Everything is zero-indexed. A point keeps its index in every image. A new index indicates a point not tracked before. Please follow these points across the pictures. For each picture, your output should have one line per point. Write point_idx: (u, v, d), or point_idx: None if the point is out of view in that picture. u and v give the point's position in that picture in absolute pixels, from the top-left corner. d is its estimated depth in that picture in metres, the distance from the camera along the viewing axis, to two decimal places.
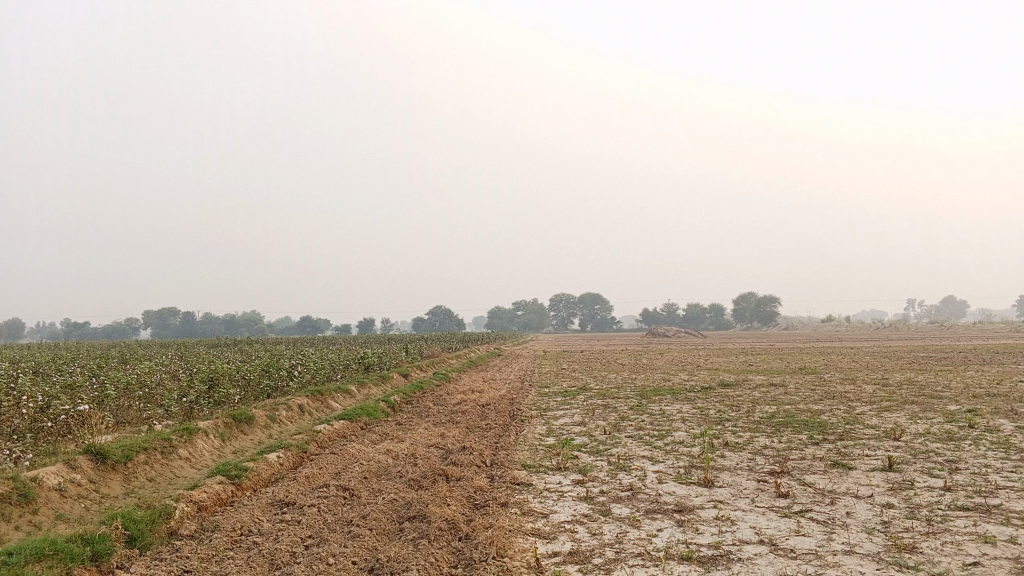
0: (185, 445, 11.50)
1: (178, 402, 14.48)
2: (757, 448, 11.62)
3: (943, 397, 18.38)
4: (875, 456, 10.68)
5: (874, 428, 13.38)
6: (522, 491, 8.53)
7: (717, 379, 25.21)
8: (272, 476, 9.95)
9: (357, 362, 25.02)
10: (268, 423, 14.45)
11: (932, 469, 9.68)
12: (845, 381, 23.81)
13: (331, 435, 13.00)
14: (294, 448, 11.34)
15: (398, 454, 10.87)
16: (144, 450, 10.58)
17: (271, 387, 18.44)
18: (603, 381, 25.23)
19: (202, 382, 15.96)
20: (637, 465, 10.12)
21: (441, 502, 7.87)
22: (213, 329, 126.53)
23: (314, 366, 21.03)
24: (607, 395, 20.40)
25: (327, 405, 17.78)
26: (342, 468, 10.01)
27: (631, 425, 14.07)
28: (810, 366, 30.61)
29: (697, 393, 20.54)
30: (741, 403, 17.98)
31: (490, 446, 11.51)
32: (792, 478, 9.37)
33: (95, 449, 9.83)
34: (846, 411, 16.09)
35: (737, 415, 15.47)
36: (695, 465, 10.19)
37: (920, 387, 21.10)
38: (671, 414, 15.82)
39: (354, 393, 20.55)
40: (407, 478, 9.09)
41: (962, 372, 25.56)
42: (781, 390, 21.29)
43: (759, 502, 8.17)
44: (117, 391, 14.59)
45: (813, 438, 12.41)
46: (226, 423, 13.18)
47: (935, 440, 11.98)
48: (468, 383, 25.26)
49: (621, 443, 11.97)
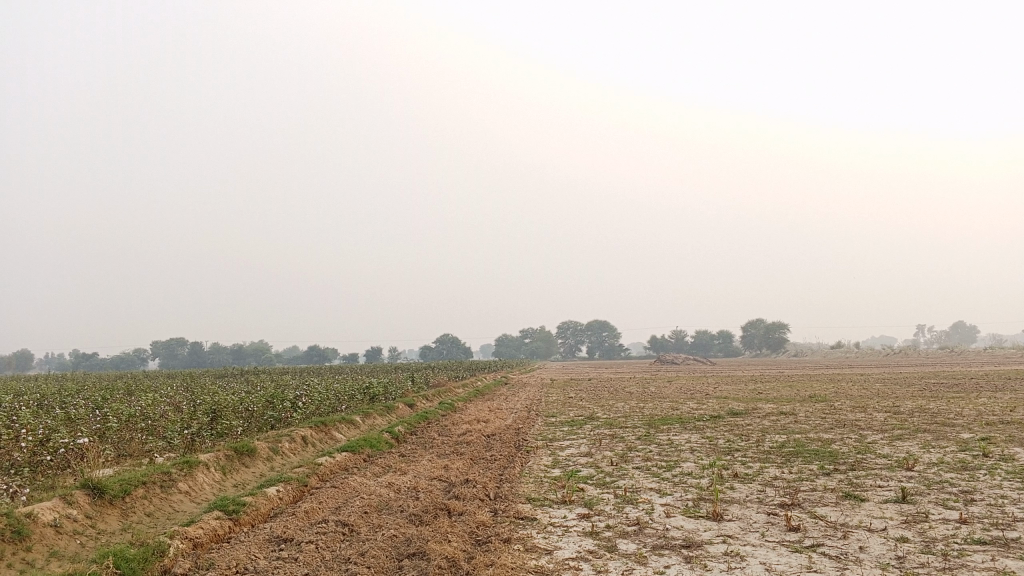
0: (185, 479, 11.33)
1: (181, 434, 14.33)
2: (767, 479, 11.39)
3: (955, 425, 18.08)
4: (888, 487, 10.44)
5: (886, 458, 13.13)
6: (525, 526, 8.34)
7: (726, 407, 24.95)
8: (271, 511, 9.76)
9: (362, 393, 24.84)
10: (271, 455, 14.27)
11: (947, 501, 9.44)
12: (855, 409, 23.48)
13: (333, 468, 12.80)
14: (294, 481, 11.16)
15: (400, 487, 10.69)
16: (142, 484, 10.42)
17: (275, 418, 18.27)
18: (610, 410, 24.95)
19: (204, 414, 15.80)
20: (644, 498, 9.90)
21: (442, 538, 7.68)
22: (220, 359, 126.61)
23: (319, 397, 20.84)
24: (614, 424, 20.15)
25: (331, 437, 17.60)
26: (343, 502, 9.85)
27: (638, 456, 13.85)
28: (820, 393, 30.19)
29: (705, 422, 20.28)
30: (750, 432, 17.71)
31: (494, 479, 11.31)
32: (803, 510, 9.16)
33: (93, 484, 9.68)
34: (858, 439, 15.82)
35: (746, 445, 15.23)
36: (703, 498, 9.96)
37: (933, 414, 20.78)
38: (679, 444, 15.57)
39: (358, 424, 20.35)
40: (408, 513, 8.90)
41: (975, 399, 25.18)
42: (791, 418, 21.01)
43: (769, 536, 7.95)
44: (119, 423, 14.46)
45: (824, 469, 12.17)
46: (228, 455, 13.02)
47: (950, 471, 11.72)
48: (474, 412, 25.02)
49: (627, 475, 11.75)
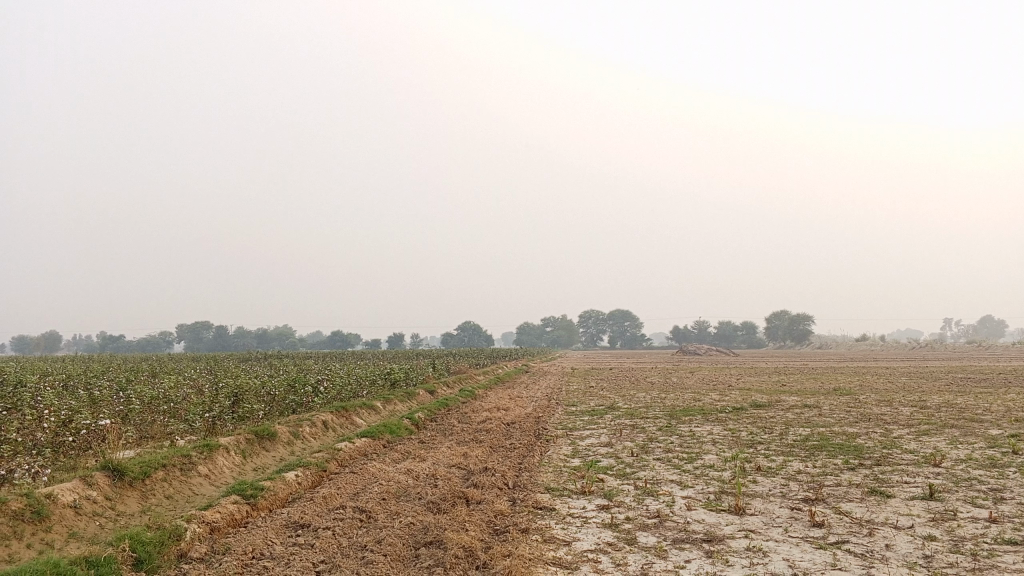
0: (205, 462, 11.34)
1: (202, 417, 14.36)
2: (790, 473, 11.21)
3: (984, 421, 17.73)
4: (915, 484, 10.22)
5: (913, 453, 12.88)
6: (544, 516, 8.23)
7: (749, 399, 24.69)
8: (289, 496, 9.74)
9: (383, 379, 24.83)
10: (291, 439, 14.28)
11: (976, 499, 9.22)
12: (880, 403, 23.11)
13: (352, 453, 12.77)
14: (313, 466, 11.13)
15: (419, 474, 10.63)
16: (162, 467, 10.43)
17: (296, 403, 18.28)
18: (631, 400, 24.79)
19: (226, 397, 15.82)
20: (665, 490, 9.76)
21: (459, 527, 7.59)
22: (245, 343, 127.67)
23: (340, 382, 20.85)
24: (635, 414, 19.99)
25: (351, 422, 17.59)
26: (362, 488, 9.80)
27: (659, 447, 13.71)
28: (844, 386, 29.81)
29: (727, 414, 20.06)
30: (773, 425, 17.49)
31: (513, 468, 11.21)
32: (827, 506, 8.98)
33: (113, 465, 9.70)
34: (883, 434, 15.57)
35: (769, 438, 15.02)
36: (725, 491, 9.80)
37: (960, 410, 20.43)
38: (701, 435, 15.39)
39: (379, 410, 20.35)
40: (426, 501, 8.83)
41: (1004, 395, 24.69)
42: (815, 412, 20.73)
43: (792, 532, 7.79)
44: (141, 405, 14.52)
45: (848, 463, 11.97)
46: (248, 439, 13.03)
47: (979, 467, 11.48)
48: (494, 400, 24.97)
49: (648, 466, 11.61)
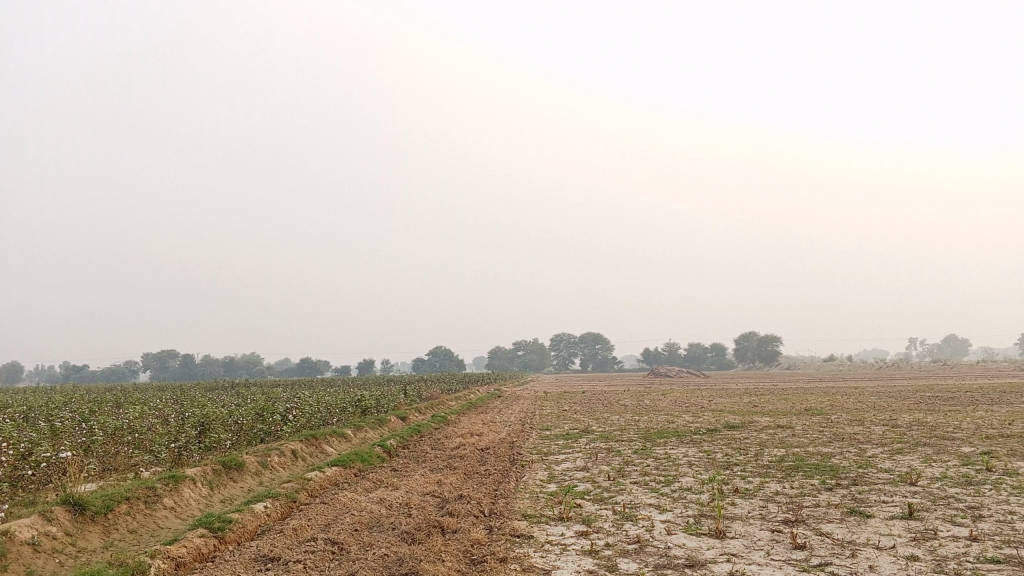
0: (170, 494, 11.00)
1: (168, 447, 13.97)
2: (768, 494, 11.13)
3: (955, 439, 17.81)
4: (893, 503, 10.16)
5: (888, 472, 12.87)
6: (522, 545, 8.04)
7: (721, 420, 24.68)
8: (258, 528, 9.44)
9: (354, 406, 24.47)
10: (259, 469, 13.93)
11: (954, 517, 9.18)
12: (852, 422, 23.17)
13: (322, 483, 12.47)
14: (283, 497, 10.84)
15: (392, 504, 10.37)
16: (125, 500, 10.08)
17: (265, 431, 17.89)
18: (604, 423, 24.68)
19: (192, 427, 15.44)
20: (643, 515, 9.60)
21: (436, 558, 7.36)
22: (211, 370, 125.91)
23: (309, 410, 20.48)
24: (609, 438, 19.84)
25: (321, 451, 17.25)
26: (333, 519, 9.52)
27: (635, 470, 13.56)
28: (815, 406, 29.92)
29: (701, 436, 19.98)
30: (748, 446, 17.44)
31: (489, 495, 11.01)
32: (808, 527, 8.88)
33: (74, 499, 9.35)
34: (857, 453, 15.57)
35: (745, 459, 14.94)
36: (705, 514, 9.67)
37: (931, 428, 20.50)
38: (676, 458, 15.29)
39: (350, 437, 19.99)
40: (400, 531, 8.60)
41: (972, 412, 24.93)
42: (788, 432, 20.74)
43: (774, 555, 7.67)
44: (104, 436, 14.10)
45: (825, 484, 11.91)
46: (215, 469, 12.69)
47: (955, 485, 11.48)
48: (467, 425, 24.68)
49: (625, 490, 11.46)
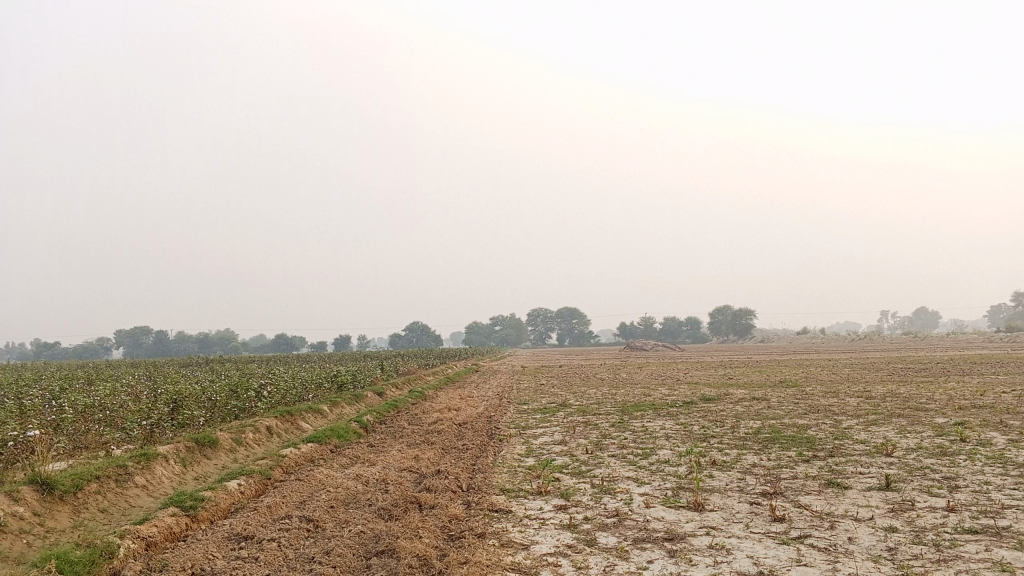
0: (142, 472, 10.80)
1: (140, 425, 13.72)
2: (746, 466, 11.11)
3: (928, 410, 17.97)
4: (870, 474, 10.20)
5: (864, 443, 12.94)
6: (500, 520, 7.94)
7: (697, 393, 24.78)
8: (232, 506, 9.28)
9: (330, 382, 24.27)
10: (234, 447, 13.75)
11: (931, 488, 9.21)
12: (827, 394, 23.36)
13: (298, 459, 12.32)
14: (257, 474, 10.68)
15: (368, 480, 10.24)
16: (96, 479, 9.87)
17: (239, 408, 17.67)
18: (582, 396, 24.69)
19: (164, 404, 15.17)
20: (622, 488, 9.56)
21: (413, 535, 7.25)
22: (186, 346, 124.83)
23: (284, 386, 20.25)
24: (587, 411, 19.84)
25: (296, 427, 17.07)
26: (308, 496, 9.38)
27: (613, 443, 13.52)
28: (790, 379, 30.09)
29: (678, 409, 20.03)
30: (724, 418, 17.50)
31: (467, 470, 10.91)
32: (787, 499, 8.87)
33: (41, 479, 9.13)
34: (833, 425, 15.66)
35: (721, 431, 14.97)
36: (683, 487, 9.64)
37: (904, 399, 20.67)
38: (654, 430, 15.29)
39: (326, 414, 19.81)
40: (377, 507, 8.47)
41: (943, 383, 25.20)
42: (763, 404, 20.85)
43: (754, 528, 7.63)
44: (73, 414, 13.82)
45: (802, 455, 11.93)
46: (189, 447, 12.50)
47: (930, 456, 11.54)
48: (444, 400, 24.60)
49: (604, 464, 11.42)
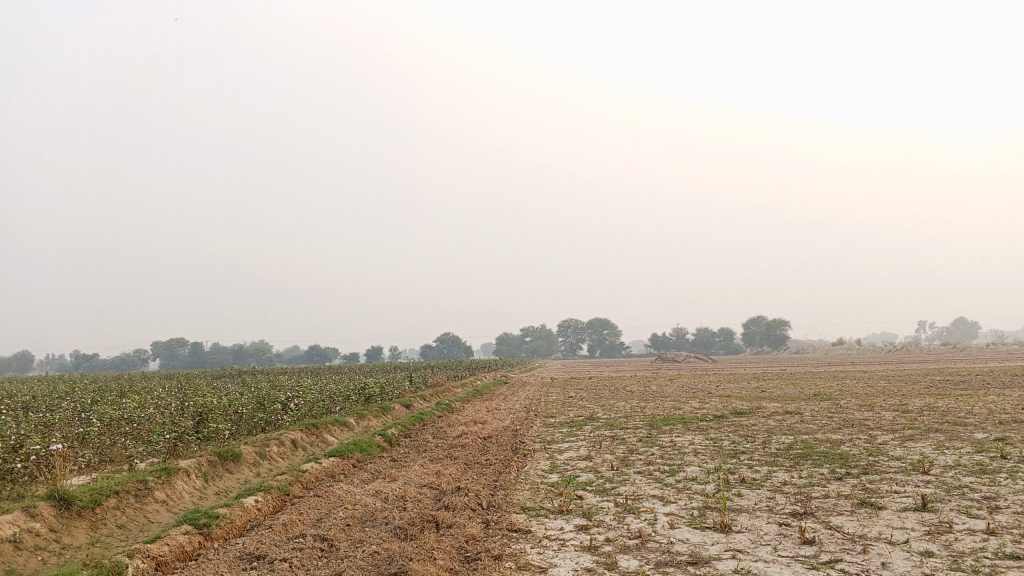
0: (163, 487, 10.72)
1: (165, 438, 13.67)
2: (776, 484, 10.78)
3: (968, 425, 17.42)
4: (905, 494, 9.81)
5: (899, 460, 12.53)
6: (518, 541, 7.72)
7: (728, 406, 24.33)
8: (247, 524, 9.16)
9: (358, 394, 24.16)
10: (257, 460, 13.68)
11: (970, 509, 8.83)
12: (862, 407, 22.80)
13: (318, 475, 12.18)
14: (275, 490, 10.55)
15: (388, 496, 10.08)
16: (115, 494, 9.80)
17: (265, 420, 17.61)
18: (611, 410, 24.35)
19: (189, 418, 15.13)
20: (646, 507, 9.29)
21: (427, 556, 7.06)
22: (220, 358, 126.07)
23: (311, 399, 20.17)
24: (615, 425, 19.53)
25: (321, 440, 16.97)
26: (326, 513, 9.24)
27: (640, 459, 13.22)
28: (824, 391, 29.53)
29: (708, 423, 19.66)
30: (755, 433, 17.12)
31: (488, 486, 10.70)
32: (817, 520, 8.54)
33: (59, 494, 9.07)
34: (868, 440, 15.22)
35: (752, 447, 14.60)
36: (710, 507, 9.35)
37: (943, 414, 20.07)
38: (682, 446, 14.96)
39: (352, 427, 19.69)
40: (393, 526, 8.30)
41: (983, 397, 24.54)
42: (797, 418, 20.38)
43: (781, 551, 7.33)
44: (100, 427, 13.82)
45: (835, 473, 11.56)
46: (211, 461, 12.43)
47: (969, 474, 11.12)
48: (472, 413, 24.40)
49: (628, 481, 11.14)
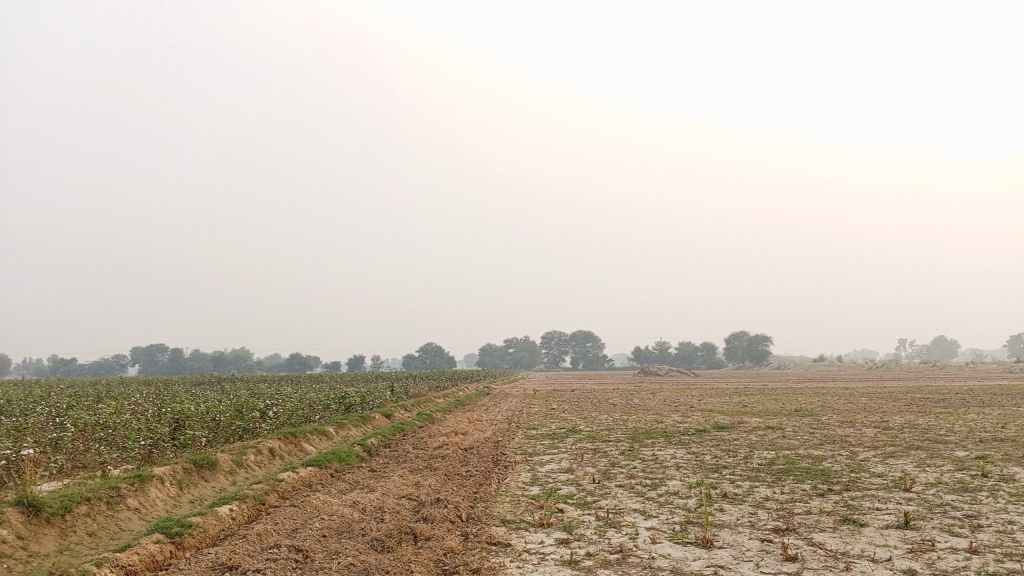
0: (136, 494, 10.51)
1: (140, 444, 13.43)
2: (758, 500, 10.70)
3: (948, 443, 17.45)
4: (888, 510, 9.76)
5: (881, 477, 12.49)
6: (497, 554, 7.59)
7: (710, 421, 24.30)
8: (221, 533, 8.97)
9: (338, 403, 23.92)
10: (233, 468, 13.46)
11: (952, 527, 8.79)
12: (844, 424, 22.82)
13: (295, 484, 11.98)
14: (250, 499, 10.36)
15: (365, 507, 9.92)
16: (86, 501, 9.58)
17: (243, 429, 17.36)
18: (593, 422, 24.25)
19: (165, 425, 14.88)
20: (628, 521, 9.17)
21: (404, 569, 6.91)
22: (200, 365, 125.02)
23: (290, 407, 19.93)
24: (597, 438, 19.40)
25: (299, 449, 16.75)
26: (302, 523, 9.06)
27: (622, 473, 13.13)
28: (806, 407, 29.52)
29: (690, 437, 19.60)
30: (737, 448, 17.07)
31: (467, 498, 10.56)
32: (799, 537, 8.46)
33: (28, 500, 8.84)
34: (849, 457, 15.19)
35: (734, 461, 14.53)
36: (691, 522, 9.25)
37: (924, 431, 20.10)
38: (664, 460, 14.88)
39: (331, 436, 19.46)
40: (370, 538, 8.14)
41: (963, 415, 24.67)
42: (778, 434, 20.35)
43: (764, 568, 7.23)
44: (73, 432, 13.55)
45: (817, 489, 11.50)
46: (186, 468, 12.21)
47: (951, 492, 11.09)
48: (453, 424, 24.23)
49: (610, 494, 11.03)
